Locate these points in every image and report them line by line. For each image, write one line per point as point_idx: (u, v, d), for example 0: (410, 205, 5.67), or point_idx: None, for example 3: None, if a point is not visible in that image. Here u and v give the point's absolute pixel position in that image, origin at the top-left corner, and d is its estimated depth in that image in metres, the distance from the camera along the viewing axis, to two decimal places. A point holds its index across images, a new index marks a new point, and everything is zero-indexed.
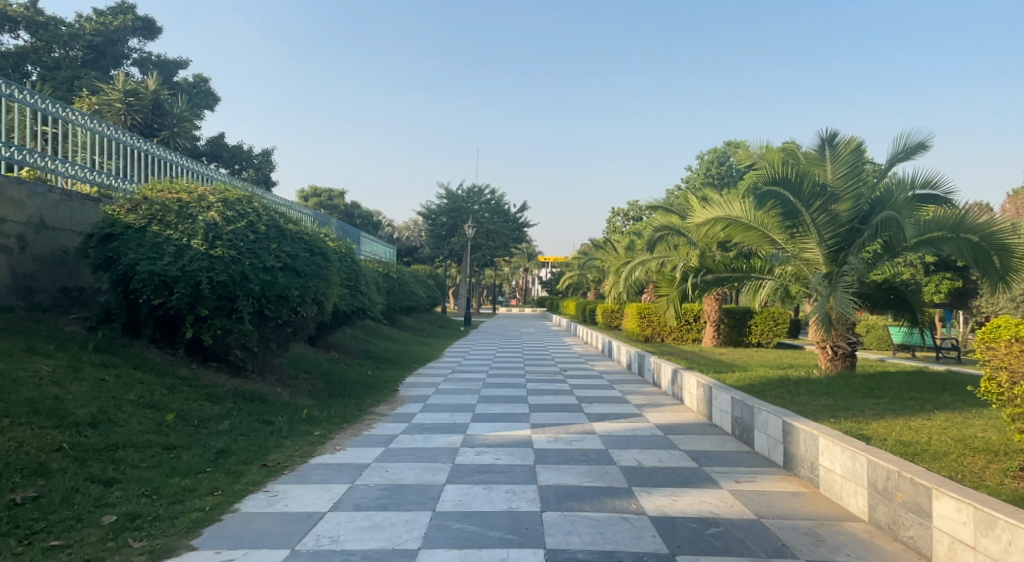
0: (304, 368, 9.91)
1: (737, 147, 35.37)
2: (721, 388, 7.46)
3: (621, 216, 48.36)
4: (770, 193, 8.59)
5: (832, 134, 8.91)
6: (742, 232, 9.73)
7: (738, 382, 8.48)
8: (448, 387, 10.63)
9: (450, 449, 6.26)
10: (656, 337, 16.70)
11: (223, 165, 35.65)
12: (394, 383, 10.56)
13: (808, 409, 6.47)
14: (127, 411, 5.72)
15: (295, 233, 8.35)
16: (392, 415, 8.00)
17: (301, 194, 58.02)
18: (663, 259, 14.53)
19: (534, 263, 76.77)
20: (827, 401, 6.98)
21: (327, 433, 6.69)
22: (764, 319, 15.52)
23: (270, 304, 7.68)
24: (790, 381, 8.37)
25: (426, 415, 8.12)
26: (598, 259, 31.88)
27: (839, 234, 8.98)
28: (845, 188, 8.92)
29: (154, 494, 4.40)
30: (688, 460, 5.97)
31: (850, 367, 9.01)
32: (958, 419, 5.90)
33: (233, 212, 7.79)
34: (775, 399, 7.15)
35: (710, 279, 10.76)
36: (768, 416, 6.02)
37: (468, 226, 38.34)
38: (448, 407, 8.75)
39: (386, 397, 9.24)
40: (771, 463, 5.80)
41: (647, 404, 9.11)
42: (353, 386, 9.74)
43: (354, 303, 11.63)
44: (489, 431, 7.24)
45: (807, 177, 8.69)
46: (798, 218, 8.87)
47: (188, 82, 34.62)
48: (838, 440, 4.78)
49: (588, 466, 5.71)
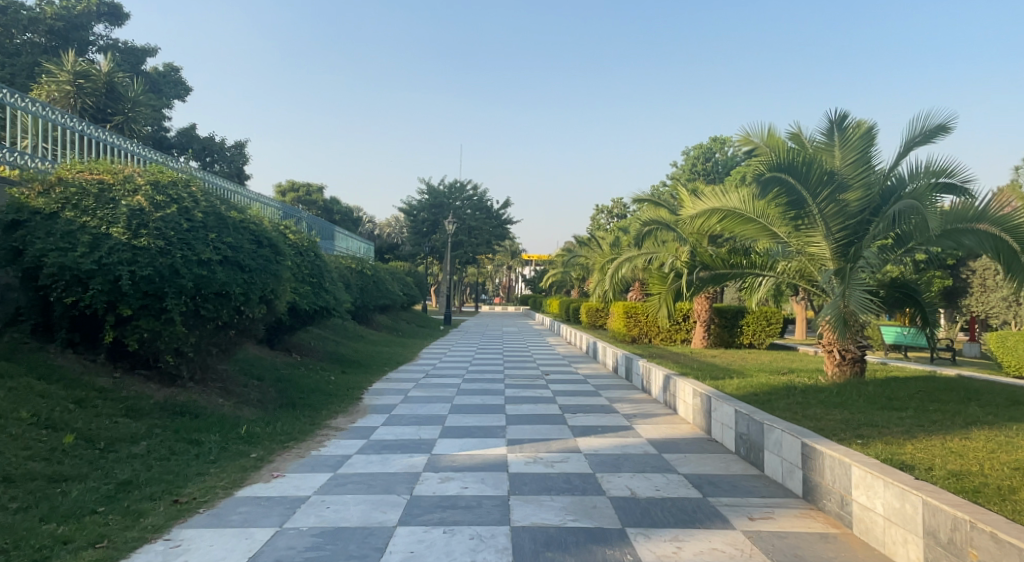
0: (255, 374, 8.86)
1: (723, 142, 34.79)
2: (723, 399, 6.56)
3: (606, 213, 47.68)
4: (774, 179, 7.74)
5: (842, 115, 8.15)
6: (740, 225, 8.88)
7: (739, 391, 7.60)
8: (418, 393, 9.66)
9: (409, 475, 5.28)
10: (643, 337, 15.84)
11: (195, 157, 34.24)
12: (358, 390, 9.56)
13: (827, 426, 5.60)
14: (10, 433, 4.69)
15: (239, 223, 7.33)
16: (349, 430, 7.01)
17: (279, 190, 56.39)
18: (651, 255, 13.66)
19: (518, 261, 75.85)
20: (844, 415, 6.12)
21: (266, 455, 5.69)
22: (757, 319, 14.72)
23: (207, 304, 6.68)
24: (797, 390, 7.52)
25: (389, 430, 7.13)
26: (582, 256, 31.02)
27: (848, 226, 8.16)
28: (854, 175, 8.14)
29: (11, 550, 3.41)
30: (689, 488, 5.06)
31: (860, 373, 8.18)
32: (1002, 440, 5.06)
33: (163, 197, 6.76)
34: (785, 412, 6.26)
35: (705, 276, 9.86)
36: (782, 435, 5.15)
37: (449, 222, 37.33)
38: (415, 419, 7.77)
39: (345, 408, 8.22)
40: (788, 492, 4.91)
41: (637, 414, 8.21)
42: (310, 394, 8.73)
43: (316, 302, 10.66)
44: (459, 449, 6.27)
45: (815, 164, 7.86)
46: (803, 209, 8.05)
47: (158, 71, 33.16)
48: (877, 471, 3.91)
49: (572, 498, 4.76)
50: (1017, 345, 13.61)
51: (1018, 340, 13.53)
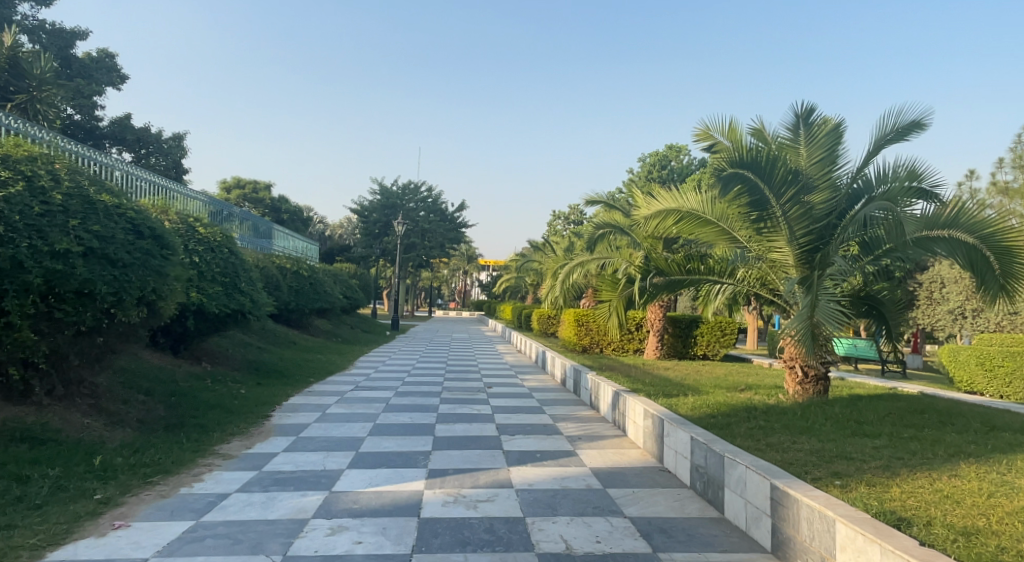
0: (143, 388, 7.63)
1: (678, 150, 34.62)
2: (677, 423, 5.72)
3: (562, 220, 47.16)
4: (735, 176, 6.99)
5: (809, 108, 7.47)
6: (697, 227, 8.12)
7: (695, 411, 6.79)
8: (338, 410, 8.52)
9: (291, 526, 4.21)
10: (595, 347, 15.01)
11: (128, 148, 32.04)
12: (269, 405, 8.41)
13: (797, 459, 4.80)
14: None
15: (112, 208, 6.14)
16: (240, 459, 5.88)
17: (224, 185, 53.75)
18: (604, 259, 12.82)
19: (474, 265, 74.77)
20: (813, 444, 5.35)
21: (115, 496, 4.57)
22: (712, 329, 14.15)
23: (64, 305, 5.51)
24: (758, 410, 6.74)
25: (288, 458, 6.01)
26: (535, 261, 30.20)
27: (814, 231, 7.42)
28: (820, 175, 7.46)
29: None
30: (636, 539, 4.16)
31: (823, 392, 7.46)
32: (997, 479, 4.33)
33: (9, 173, 5.55)
34: (747, 439, 5.46)
35: (659, 282, 8.80)
36: (747, 472, 4.30)
37: (397, 222, 35.93)
38: (325, 443, 6.67)
39: (245, 428, 7.07)
40: (753, 545, 4.06)
41: (583, 435, 7.31)
42: (206, 412, 7.53)
43: (228, 305, 9.52)
44: (366, 484, 5.24)
45: (779, 161, 7.14)
46: (766, 210, 7.31)
47: (89, 57, 30.58)
48: (873, 532, 3.08)
49: (492, 556, 3.81)
50: (969, 359, 13.28)
51: (970, 354, 13.22)
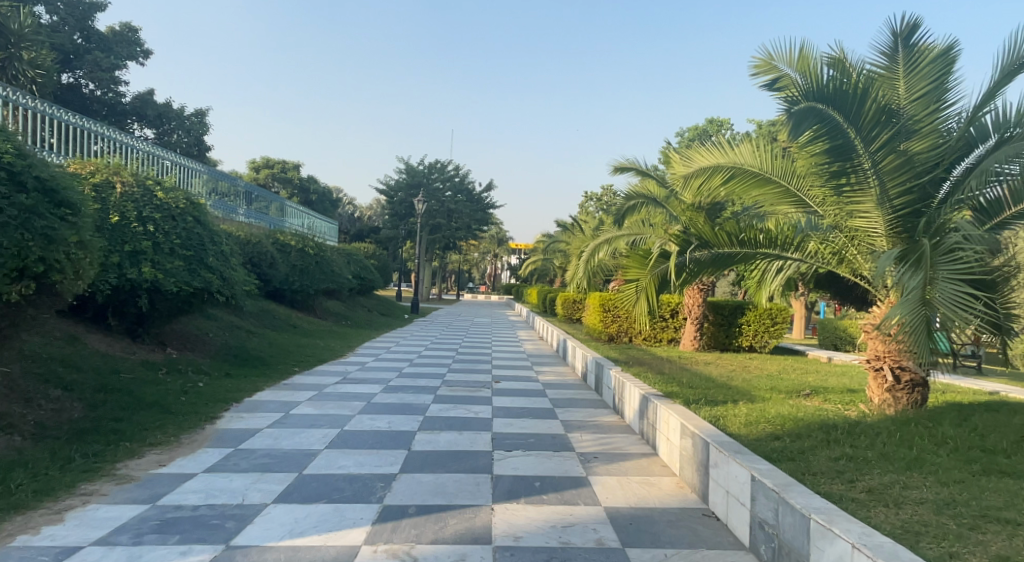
0: (61, 382, 6.22)
1: (720, 124, 32.36)
2: (733, 451, 4.04)
3: (595, 201, 45.17)
4: (807, 113, 5.27)
5: (913, 23, 5.62)
6: (753, 189, 6.34)
7: (749, 427, 5.08)
8: (305, 410, 7.02)
9: None
10: (623, 336, 13.30)
11: (150, 125, 30.88)
12: (223, 404, 6.96)
13: (927, 523, 3.08)
14: None
15: None
16: (138, 485, 4.40)
17: (252, 165, 52.87)
18: (635, 237, 11.04)
19: (504, 248, 73.39)
20: (935, 490, 3.61)
21: None
22: (759, 317, 12.30)
23: None
24: (837, 428, 5.00)
25: (201, 483, 4.51)
26: (564, 241, 28.45)
27: (915, 189, 5.60)
28: (924, 113, 5.60)
29: None
30: None
31: (920, 403, 5.68)
32: None
33: None
34: (836, 481, 3.74)
35: (702, 257, 6.79)
36: (855, 555, 2.62)
37: (420, 200, 34.44)
38: (265, 459, 5.17)
39: (173, 437, 5.60)
40: None
41: (601, 452, 5.68)
42: (134, 414, 6.09)
43: (189, 282, 8.09)
44: (287, 531, 3.72)
45: (869, 94, 5.39)
46: (848, 161, 5.55)
47: (112, 30, 29.18)
48: None
49: None
50: None
51: None
